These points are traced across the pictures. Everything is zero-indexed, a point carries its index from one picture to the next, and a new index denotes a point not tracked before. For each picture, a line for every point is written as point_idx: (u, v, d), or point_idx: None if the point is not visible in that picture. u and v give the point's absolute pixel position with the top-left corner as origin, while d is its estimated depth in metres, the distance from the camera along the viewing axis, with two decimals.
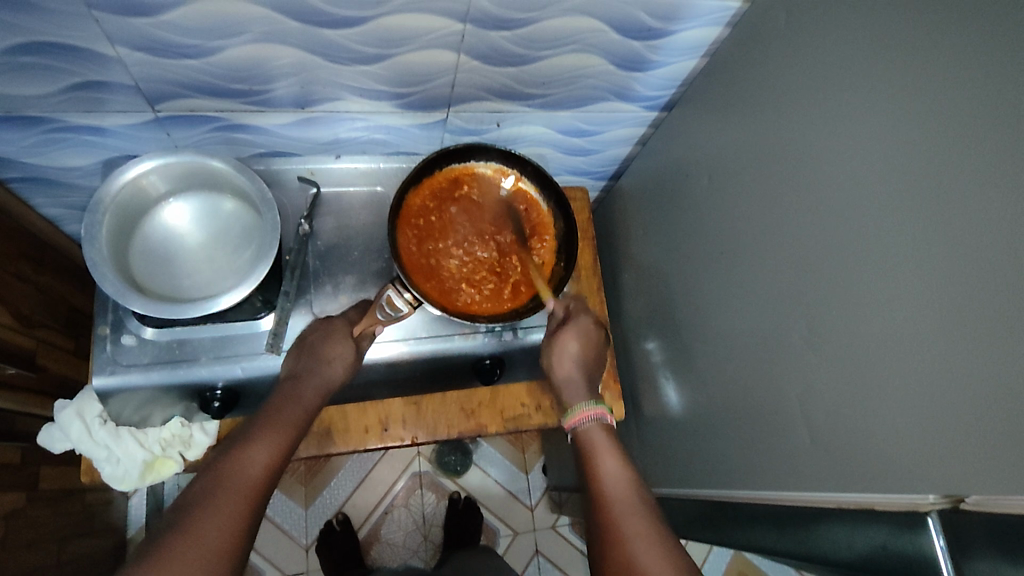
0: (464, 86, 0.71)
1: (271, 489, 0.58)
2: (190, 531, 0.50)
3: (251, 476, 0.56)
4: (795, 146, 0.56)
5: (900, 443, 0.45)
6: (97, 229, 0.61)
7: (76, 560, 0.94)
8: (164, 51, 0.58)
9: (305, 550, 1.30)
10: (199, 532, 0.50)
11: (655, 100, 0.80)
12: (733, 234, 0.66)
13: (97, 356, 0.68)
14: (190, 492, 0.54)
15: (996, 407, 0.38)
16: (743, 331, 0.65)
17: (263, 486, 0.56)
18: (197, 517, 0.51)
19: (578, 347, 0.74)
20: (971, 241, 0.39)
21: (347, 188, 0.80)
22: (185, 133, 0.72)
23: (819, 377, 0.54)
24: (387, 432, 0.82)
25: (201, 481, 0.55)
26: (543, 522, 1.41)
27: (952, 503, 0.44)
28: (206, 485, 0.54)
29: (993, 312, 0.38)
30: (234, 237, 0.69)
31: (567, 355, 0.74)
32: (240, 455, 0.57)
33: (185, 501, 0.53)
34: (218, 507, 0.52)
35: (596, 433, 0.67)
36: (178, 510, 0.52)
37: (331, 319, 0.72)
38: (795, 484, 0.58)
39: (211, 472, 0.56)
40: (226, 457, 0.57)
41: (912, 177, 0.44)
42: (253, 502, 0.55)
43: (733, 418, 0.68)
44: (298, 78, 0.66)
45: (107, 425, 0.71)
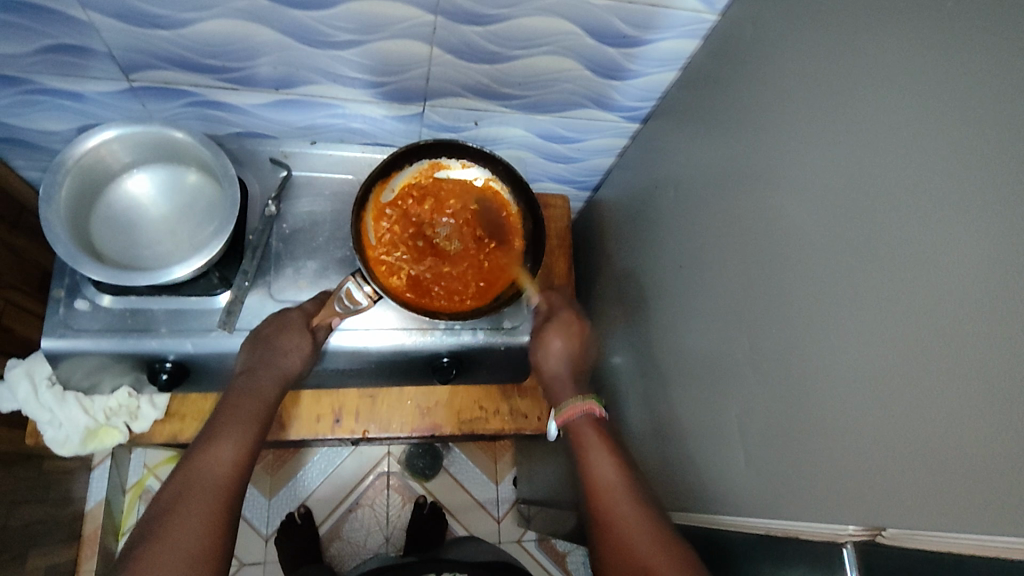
0: (440, 80, 0.71)
1: (243, 483, 0.60)
2: (166, 537, 0.52)
3: (218, 475, 0.58)
4: (757, 160, 0.55)
5: (834, 467, 0.44)
6: (55, 189, 0.61)
7: (24, 526, 0.94)
8: (139, 20, 0.59)
9: (264, 540, 1.29)
10: (174, 538, 0.52)
11: (635, 111, 0.79)
12: (693, 248, 0.65)
13: (49, 318, 0.68)
14: (161, 498, 0.55)
15: (930, 434, 0.36)
16: (694, 347, 0.64)
17: (234, 484, 0.58)
18: (169, 524, 0.53)
19: (562, 343, 0.74)
20: (911, 261, 0.38)
21: (320, 174, 0.80)
22: (161, 106, 0.73)
23: (762, 397, 0.52)
24: (339, 424, 0.82)
25: (172, 485, 0.56)
26: (508, 534, 1.39)
27: (871, 536, 0.41)
28: (175, 490, 0.55)
29: (929, 334, 0.37)
30: (197, 211, 0.69)
31: (553, 352, 0.74)
32: (204, 455, 0.58)
33: (157, 507, 0.55)
34: (191, 512, 0.54)
35: (585, 427, 0.68)
36: (153, 517, 0.54)
37: (285, 310, 0.71)
38: (729, 507, 0.56)
39: (180, 474, 0.57)
40: (190, 458, 0.58)
41: (863, 193, 0.42)
42: (226, 503, 0.57)
43: (680, 436, 0.66)
44: (273, 59, 0.66)
45: (53, 388, 0.72)
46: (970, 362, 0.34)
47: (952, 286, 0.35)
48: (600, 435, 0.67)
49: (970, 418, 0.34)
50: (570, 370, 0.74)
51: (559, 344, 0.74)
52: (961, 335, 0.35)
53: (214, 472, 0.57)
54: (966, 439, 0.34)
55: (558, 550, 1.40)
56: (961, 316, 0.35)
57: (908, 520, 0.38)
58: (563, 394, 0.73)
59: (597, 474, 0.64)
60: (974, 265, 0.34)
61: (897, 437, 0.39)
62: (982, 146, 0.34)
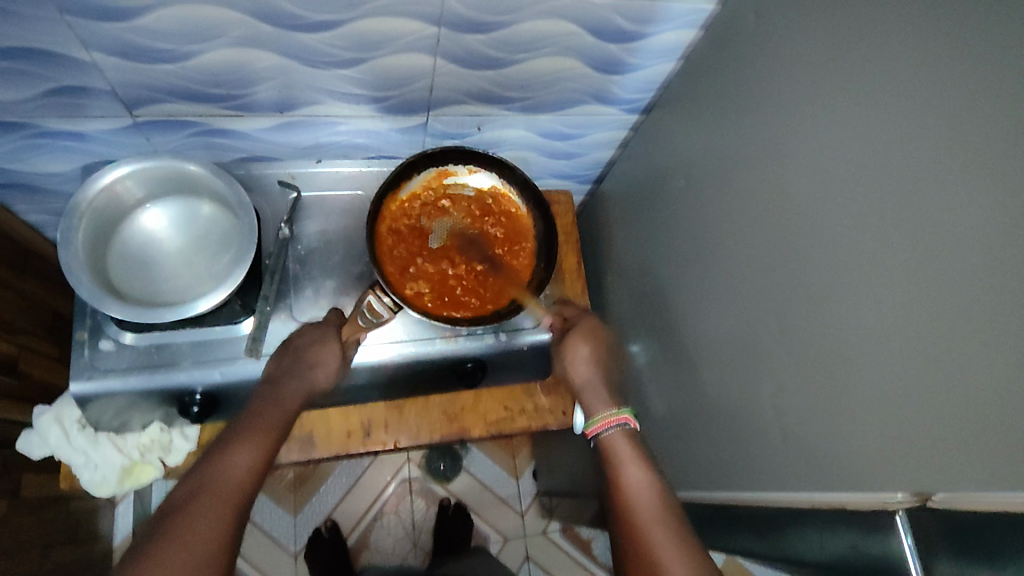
0: (443, 89, 0.71)
1: (256, 492, 0.57)
2: (174, 538, 0.50)
3: (234, 481, 0.56)
4: (768, 146, 0.56)
5: (872, 437, 0.45)
6: (73, 233, 0.61)
7: (58, 569, 0.93)
8: (140, 56, 0.59)
9: (294, 558, 1.29)
10: (183, 540, 0.50)
11: (634, 103, 0.80)
12: (709, 235, 0.67)
13: (75, 361, 0.68)
14: (174, 499, 0.54)
15: (963, 401, 0.38)
16: (718, 332, 0.65)
17: (247, 491, 0.56)
18: (178, 526, 0.51)
19: (587, 347, 0.75)
20: (934, 234, 0.39)
21: (328, 192, 0.80)
22: (164, 139, 0.72)
23: (792, 376, 0.53)
24: (369, 437, 0.82)
25: (184, 487, 0.54)
26: (533, 527, 1.41)
27: (919, 501, 0.43)
28: (189, 491, 0.54)
29: (956, 305, 0.38)
30: (212, 241, 0.69)
31: (580, 357, 0.74)
32: (223, 457, 0.57)
33: (170, 507, 0.53)
34: (202, 514, 0.52)
35: (619, 440, 0.66)
36: (162, 517, 0.52)
37: (315, 323, 0.71)
38: (771, 484, 0.58)
39: (194, 475, 0.56)
40: (208, 460, 0.57)
41: (879, 172, 0.44)
42: (237, 509, 0.54)
43: (711, 419, 0.68)
44: (276, 82, 0.66)
45: (85, 430, 0.72)
46: (1001, 329, 0.35)
47: (977, 257, 0.37)
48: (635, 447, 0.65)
49: (1002, 382, 0.35)
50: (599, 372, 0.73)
51: (584, 348, 0.75)
52: (990, 304, 0.36)
53: (229, 478, 0.55)
54: (1002, 403, 0.36)
55: (583, 538, 1.41)
56: (987, 286, 0.36)
57: (950, 484, 0.40)
58: (594, 399, 0.71)
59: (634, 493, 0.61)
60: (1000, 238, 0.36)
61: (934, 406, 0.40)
62: (997, 120, 0.36)
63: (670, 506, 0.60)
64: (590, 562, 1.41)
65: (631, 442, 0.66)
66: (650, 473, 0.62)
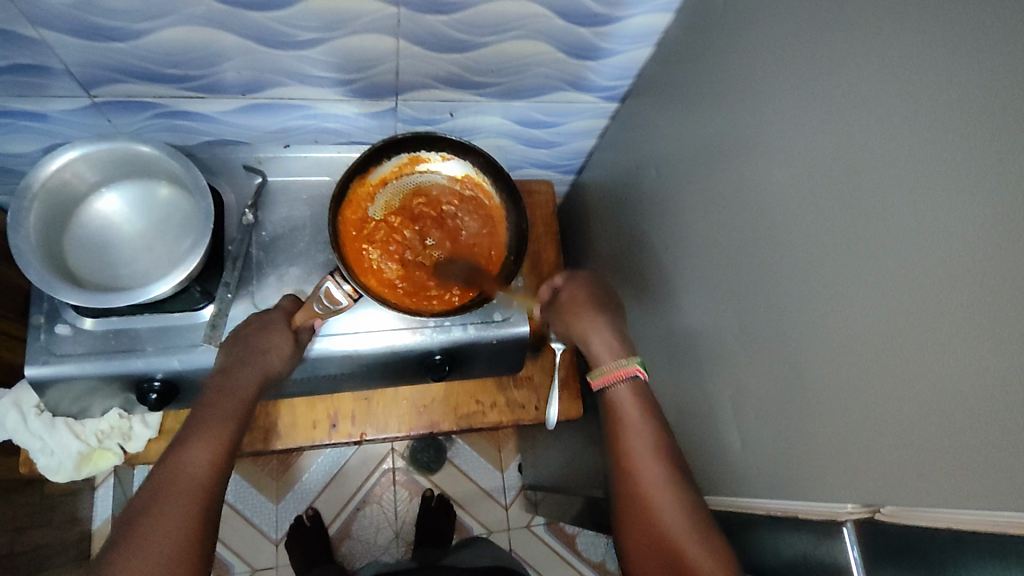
0: (410, 73, 0.69)
1: (220, 484, 0.58)
2: (139, 543, 0.51)
3: (193, 477, 0.56)
4: (740, 135, 0.54)
5: (827, 442, 0.43)
6: (23, 216, 0.60)
7: (31, 551, 0.94)
8: (93, 34, 0.57)
9: (275, 545, 1.29)
10: (149, 543, 0.51)
11: (612, 90, 0.78)
12: (679, 227, 0.64)
13: (31, 345, 0.67)
14: (134, 502, 0.54)
15: (918, 408, 0.36)
16: (686, 329, 0.63)
17: (210, 485, 0.57)
18: (143, 530, 0.52)
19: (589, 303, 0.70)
20: (896, 229, 0.37)
21: (296, 178, 0.78)
22: (126, 120, 0.71)
23: (753, 376, 0.51)
24: (335, 428, 0.81)
25: (144, 490, 0.55)
26: (517, 520, 1.39)
27: (869, 514, 0.41)
28: (148, 494, 0.54)
29: (915, 304, 0.36)
30: (172, 225, 0.68)
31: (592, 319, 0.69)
32: (178, 457, 0.57)
33: (131, 513, 0.54)
34: (165, 515, 0.53)
35: (621, 390, 0.63)
36: (126, 523, 0.53)
37: (267, 311, 0.69)
38: (730, 487, 0.55)
39: (153, 476, 0.56)
40: (165, 460, 0.57)
41: (846, 163, 0.41)
42: (203, 504, 0.55)
43: (676, 418, 0.65)
44: (238, 63, 0.64)
45: (42, 415, 0.72)
46: (959, 333, 0.33)
47: (938, 253, 0.34)
48: (638, 396, 0.62)
49: (957, 388, 0.33)
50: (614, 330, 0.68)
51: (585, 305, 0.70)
52: (949, 306, 0.34)
53: (189, 474, 0.56)
54: (958, 411, 0.33)
55: (567, 532, 1.40)
56: (948, 287, 0.34)
57: (902, 497, 0.37)
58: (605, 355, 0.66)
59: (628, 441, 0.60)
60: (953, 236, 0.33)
61: (886, 413, 0.38)
62: (962, 107, 0.33)
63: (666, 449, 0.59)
64: (574, 557, 1.39)
65: (636, 392, 0.63)
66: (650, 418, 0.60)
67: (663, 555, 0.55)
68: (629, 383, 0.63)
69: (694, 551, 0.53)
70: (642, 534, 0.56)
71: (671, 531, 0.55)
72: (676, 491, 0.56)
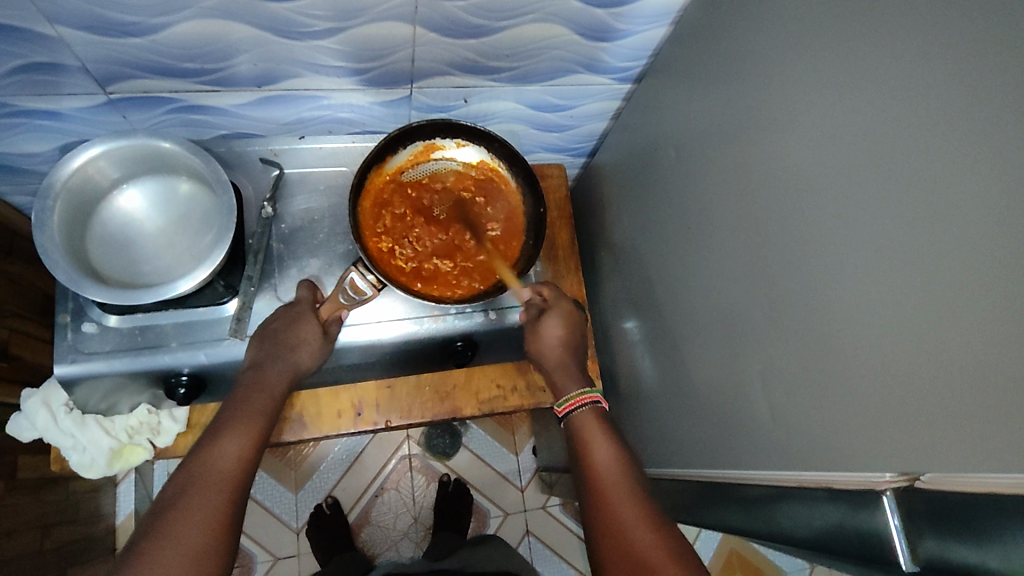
0: (425, 60, 0.69)
1: (248, 478, 0.59)
2: (171, 533, 0.51)
3: (223, 470, 0.57)
4: (760, 113, 0.54)
5: (858, 414, 0.44)
6: (48, 215, 0.60)
7: (61, 548, 0.95)
8: (109, 30, 0.57)
9: (296, 533, 1.31)
10: (180, 531, 0.51)
11: (626, 71, 0.77)
12: (699, 207, 0.65)
13: (58, 344, 0.67)
14: (164, 494, 0.55)
15: (951, 379, 0.36)
16: (709, 308, 0.63)
17: (239, 477, 0.57)
18: (173, 518, 0.52)
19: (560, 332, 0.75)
20: (924, 202, 0.37)
21: (312, 169, 0.78)
22: (142, 116, 0.71)
23: (779, 352, 0.52)
24: (360, 416, 0.81)
25: (175, 481, 0.55)
26: (533, 502, 1.41)
27: (908, 482, 0.42)
28: (179, 486, 0.55)
29: (944, 276, 0.36)
30: (193, 221, 0.68)
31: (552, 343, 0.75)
32: (208, 450, 0.58)
33: (161, 504, 0.54)
34: (196, 505, 0.53)
35: (590, 417, 0.69)
36: (156, 513, 0.53)
37: (294, 304, 0.70)
38: (757, 462, 0.56)
39: (183, 469, 0.57)
40: (196, 454, 0.58)
41: (874, 137, 0.41)
42: (232, 495, 0.56)
43: (700, 397, 0.66)
44: (253, 55, 0.64)
45: (72, 413, 0.72)
46: (993, 304, 0.34)
47: (969, 225, 0.35)
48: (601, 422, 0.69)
49: (988, 358, 0.34)
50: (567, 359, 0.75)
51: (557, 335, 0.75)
52: (979, 277, 0.34)
53: (219, 467, 0.57)
54: (989, 379, 0.34)
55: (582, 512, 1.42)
56: (977, 257, 0.34)
57: (934, 465, 0.38)
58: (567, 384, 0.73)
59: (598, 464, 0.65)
60: (988, 208, 0.34)
61: (918, 384, 0.39)
62: (995, 77, 0.33)
63: (630, 472, 0.64)
64: None
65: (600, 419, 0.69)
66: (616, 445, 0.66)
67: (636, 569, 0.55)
68: (590, 409, 0.70)
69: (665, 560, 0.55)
70: (615, 548, 0.58)
71: (643, 543, 0.57)
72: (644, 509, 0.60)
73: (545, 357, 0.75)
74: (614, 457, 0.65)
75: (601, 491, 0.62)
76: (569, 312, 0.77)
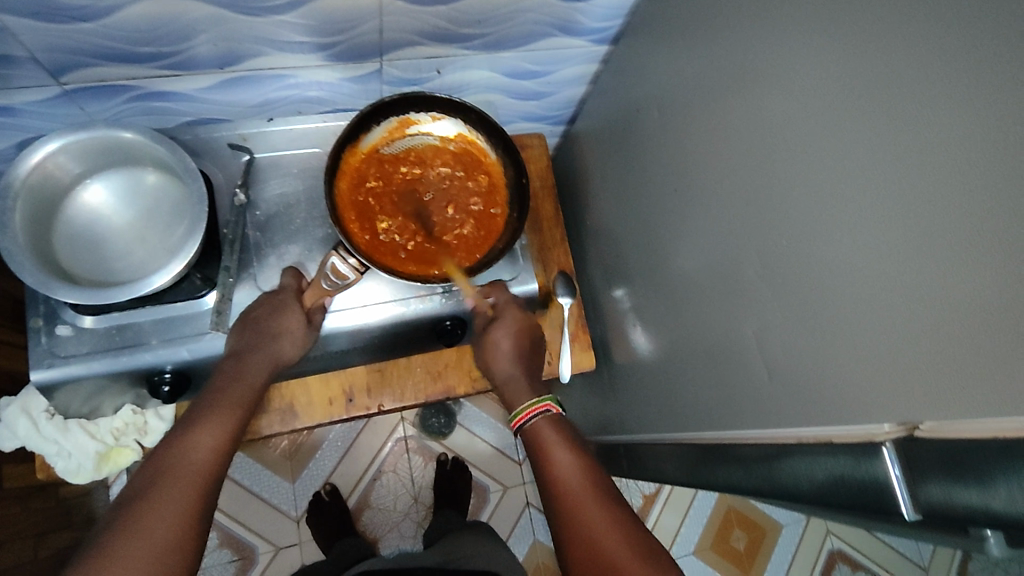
0: (394, 30, 0.66)
1: (222, 471, 0.57)
2: (136, 525, 0.49)
3: (197, 463, 0.55)
4: (743, 67, 0.52)
5: (857, 369, 0.43)
6: (8, 216, 0.57)
7: (56, 555, 0.93)
8: (55, 15, 0.54)
9: (297, 522, 1.30)
10: (144, 524, 0.49)
11: (602, 33, 0.75)
12: (685, 169, 0.63)
13: (33, 349, 0.65)
14: (132, 486, 0.52)
15: (949, 327, 0.36)
16: (699, 270, 0.63)
17: (213, 471, 0.55)
18: (140, 510, 0.50)
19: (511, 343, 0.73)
20: (916, 148, 0.36)
21: (284, 153, 0.76)
22: (101, 106, 0.68)
23: (774, 310, 0.51)
24: (352, 403, 0.80)
25: (144, 472, 0.53)
26: (531, 474, 1.41)
27: (907, 432, 0.41)
28: (149, 476, 0.53)
29: (937, 222, 0.35)
30: (163, 213, 0.65)
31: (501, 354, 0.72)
32: (182, 441, 0.55)
33: (130, 493, 0.52)
34: (165, 498, 0.51)
35: (547, 428, 0.65)
36: (122, 505, 0.51)
37: (276, 291, 0.68)
38: (757, 423, 0.56)
39: (154, 460, 0.54)
40: (170, 443, 0.56)
41: (862, 83, 0.40)
42: (204, 489, 0.54)
43: (694, 361, 0.66)
44: (212, 35, 0.60)
45: (54, 419, 0.70)
46: (989, 248, 0.33)
47: (962, 168, 0.34)
48: (561, 432, 0.65)
49: (986, 303, 0.33)
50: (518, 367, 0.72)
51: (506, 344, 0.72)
52: (975, 221, 0.33)
53: (192, 459, 0.55)
54: (985, 324, 0.33)
55: None
56: (973, 201, 0.33)
57: (932, 413, 0.38)
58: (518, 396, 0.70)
59: (564, 480, 0.61)
60: (984, 150, 0.33)
61: (916, 334, 0.38)
62: (989, 13, 0.32)
63: (599, 486, 0.60)
64: None
65: (557, 428, 0.65)
66: (580, 457, 0.62)
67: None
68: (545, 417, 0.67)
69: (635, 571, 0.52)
70: (583, 563, 0.55)
71: (622, 563, 0.53)
72: (617, 524, 0.57)
73: (496, 370, 0.72)
74: (580, 471, 0.62)
75: (574, 510, 0.58)
76: (518, 319, 0.74)
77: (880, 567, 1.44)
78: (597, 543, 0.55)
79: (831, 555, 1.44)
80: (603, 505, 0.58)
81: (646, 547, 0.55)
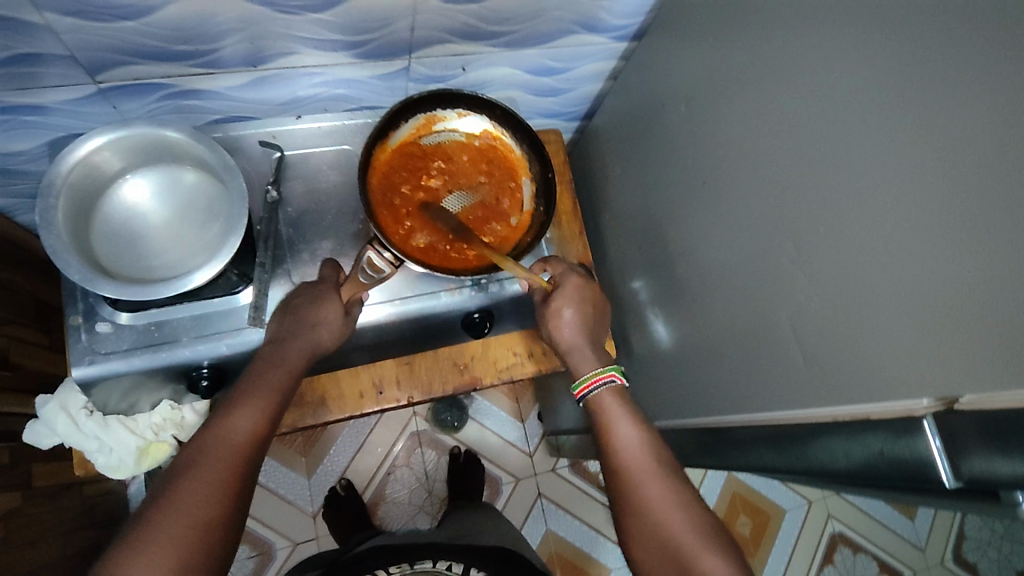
0: (425, 28, 0.67)
1: (258, 455, 0.58)
2: (176, 504, 0.51)
3: (235, 445, 0.56)
4: (773, 60, 0.54)
5: (892, 350, 0.45)
6: (53, 214, 0.58)
7: (82, 553, 0.93)
8: (98, 14, 0.54)
9: (313, 518, 1.32)
10: (182, 503, 0.51)
11: (624, 30, 0.77)
12: (712, 161, 0.65)
13: (73, 347, 0.65)
14: (174, 465, 0.54)
15: (986, 306, 0.38)
16: (726, 259, 0.65)
17: (248, 454, 0.56)
18: (179, 489, 0.52)
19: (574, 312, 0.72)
20: (952, 137, 0.38)
21: (313, 149, 0.77)
22: (133, 105, 0.68)
23: (807, 295, 0.53)
24: (382, 395, 0.81)
25: (185, 451, 0.55)
26: (543, 465, 1.44)
27: (945, 405, 0.44)
28: (188, 456, 0.54)
29: (978, 207, 0.37)
30: (200, 210, 0.66)
31: (566, 323, 0.72)
32: (220, 423, 0.56)
33: (171, 472, 0.54)
34: (203, 478, 0.53)
35: (607, 398, 0.66)
36: (164, 483, 0.53)
37: (316, 283, 0.69)
38: (790, 405, 0.58)
39: (194, 440, 0.56)
40: (209, 424, 0.57)
41: (899, 74, 0.42)
42: (240, 471, 0.55)
43: (722, 348, 0.68)
44: (247, 33, 0.61)
45: (94, 416, 0.71)
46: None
47: (1000, 157, 0.36)
48: (621, 401, 0.66)
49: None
50: (584, 336, 0.72)
51: (570, 313, 0.72)
52: (1013, 205, 0.35)
53: (229, 440, 0.56)
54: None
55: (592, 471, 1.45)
56: (1014, 186, 0.35)
57: (969, 387, 0.40)
58: (582, 362, 0.70)
59: (624, 450, 0.62)
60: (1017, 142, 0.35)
61: (953, 314, 0.40)
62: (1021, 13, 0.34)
63: (661, 456, 0.62)
64: (601, 492, 1.44)
65: (618, 397, 0.66)
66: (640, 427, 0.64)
67: (673, 561, 0.56)
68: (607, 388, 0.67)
69: (701, 551, 0.55)
70: (641, 529, 0.59)
71: (677, 530, 0.57)
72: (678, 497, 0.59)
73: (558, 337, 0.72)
74: (641, 440, 0.63)
75: (632, 472, 0.61)
76: (581, 288, 0.74)
77: (880, 550, 1.48)
78: (658, 511, 0.58)
79: (834, 538, 1.47)
80: (670, 484, 0.60)
81: (713, 530, 0.57)
